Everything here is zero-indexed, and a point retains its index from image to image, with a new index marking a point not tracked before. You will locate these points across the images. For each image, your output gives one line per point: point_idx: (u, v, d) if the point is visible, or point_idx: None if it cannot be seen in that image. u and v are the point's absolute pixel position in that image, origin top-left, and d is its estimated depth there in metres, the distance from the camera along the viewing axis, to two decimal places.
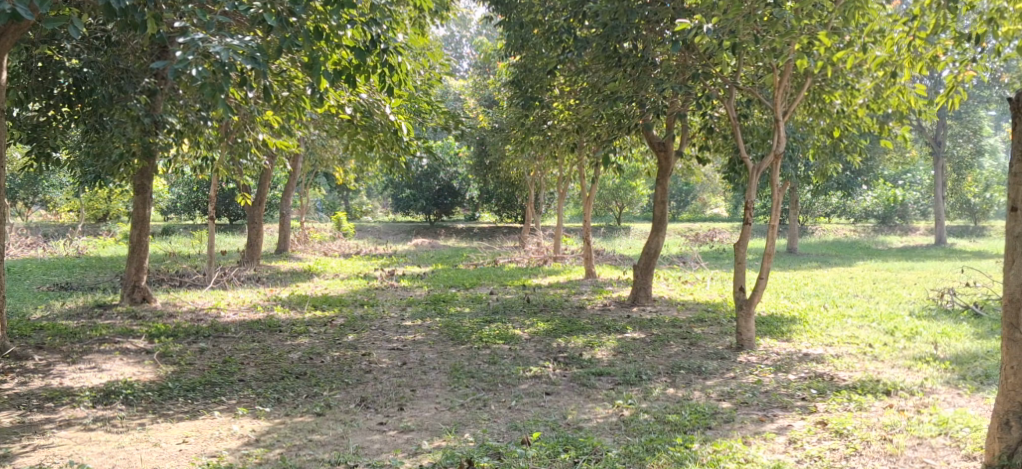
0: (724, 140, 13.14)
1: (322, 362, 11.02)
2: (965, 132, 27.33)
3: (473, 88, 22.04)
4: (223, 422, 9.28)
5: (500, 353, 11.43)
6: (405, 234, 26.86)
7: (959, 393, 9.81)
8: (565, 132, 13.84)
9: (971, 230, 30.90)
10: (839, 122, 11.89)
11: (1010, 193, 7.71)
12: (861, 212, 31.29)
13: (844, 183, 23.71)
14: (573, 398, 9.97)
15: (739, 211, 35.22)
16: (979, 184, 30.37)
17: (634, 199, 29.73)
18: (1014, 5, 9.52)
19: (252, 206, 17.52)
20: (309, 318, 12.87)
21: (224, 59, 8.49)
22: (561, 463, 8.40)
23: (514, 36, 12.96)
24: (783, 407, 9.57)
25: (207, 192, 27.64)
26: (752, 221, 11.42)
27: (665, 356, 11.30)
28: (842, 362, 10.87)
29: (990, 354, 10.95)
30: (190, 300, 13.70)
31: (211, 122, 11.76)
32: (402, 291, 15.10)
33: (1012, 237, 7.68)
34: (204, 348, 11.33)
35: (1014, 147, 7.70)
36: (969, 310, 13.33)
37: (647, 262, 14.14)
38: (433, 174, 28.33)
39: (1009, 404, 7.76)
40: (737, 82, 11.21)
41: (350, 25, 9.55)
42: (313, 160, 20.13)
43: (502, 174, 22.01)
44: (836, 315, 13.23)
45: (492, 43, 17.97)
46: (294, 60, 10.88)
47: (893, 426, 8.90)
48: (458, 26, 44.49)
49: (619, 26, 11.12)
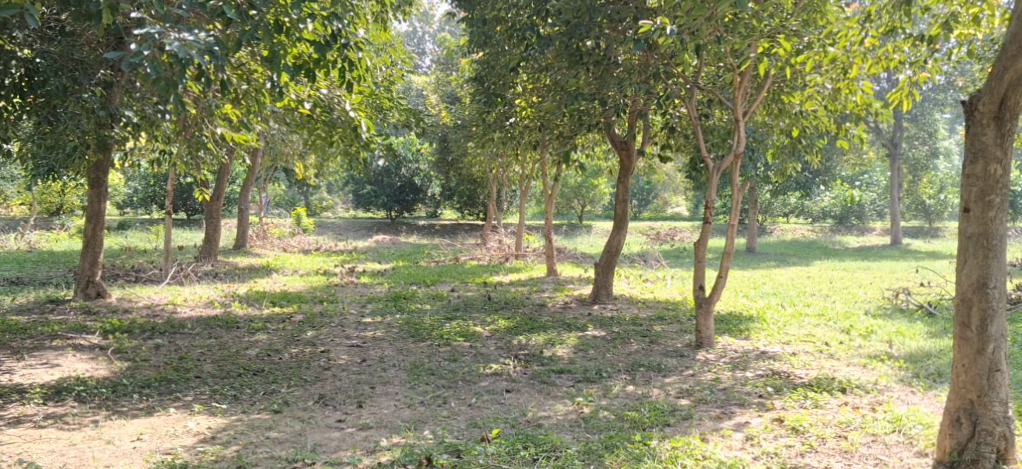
0: (685, 139, 13.18)
1: (279, 360, 10.92)
2: (922, 135, 27.46)
3: (435, 84, 21.69)
4: (178, 419, 9.18)
5: (460, 350, 11.39)
6: (365, 230, 26.69)
7: (912, 391, 9.94)
8: (528, 130, 13.75)
9: (926, 231, 31.33)
10: (797, 121, 11.98)
11: (963, 194, 7.82)
12: (819, 213, 31.76)
13: (802, 183, 24.12)
14: (533, 395, 9.97)
15: (700, 211, 35.56)
16: (934, 186, 30.80)
17: (595, 197, 29.83)
18: (967, 10, 9.71)
19: (210, 201, 17.33)
20: (267, 315, 12.73)
21: (180, 55, 8.46)
22: (520, 459, 8.40)
23: (476, 33, 12.75)
24: (741, 404, 9.65)
25: (164, 187, 27.33)
26: (712, 221, 11.45)
27: (626, 355, 11.33)
28: (799, 360, 10.99)
29: (943, 353, 11.09)
30: (146, 296, 13.52)
31: (168, 115, 11.63)
32: (362, 287, 15.01)
33: (963, 237, 7.81)
34: (160, 345, 11.19)
35: (966, 150, 7.81)
36: (923, 309, 13.51)
37: (608, 260, 14.16)
38: (394, 170, 28.21)
39: (959, 402, 7.91)
40: (699, 82, 11.32)
41: (311, 19, 9.51)
42: (272, 155, 19.95)
43: (464, 171, 21.98)
44: (793, 313, 13.35)
45: (455, 39, 17.69)
46: (254, 53, 10.87)
47: (848, 424, 9.00)
48: (421, 19, 44.94)
49: (581, 24, 11.23)
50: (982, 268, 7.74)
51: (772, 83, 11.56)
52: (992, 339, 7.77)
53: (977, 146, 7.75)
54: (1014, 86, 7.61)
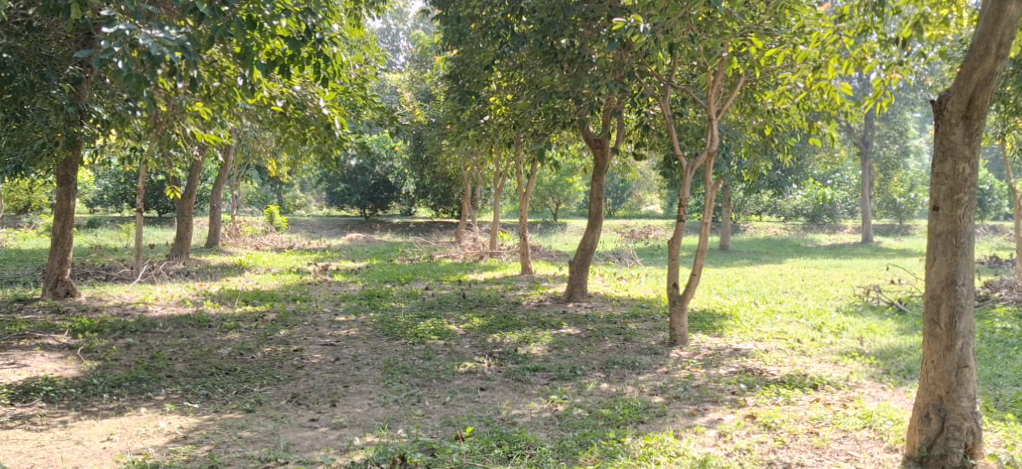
0: (659, 138, 13.20)
1: (252, 359, 10.84)
2: (892, 134, 27.86)
3: (410, 82, 21.53)
4: (149, 419, 9.11)
5: (435, 349, 11.36)
6: (339, 229, 26.58)
7: (883, 387, 10.02)
8: (502, 128, 13.71)
9: (896, 229, 31.58)
10: (769, 120, 12.07)
11: (932, 193, 7.90)
12: (791, 211, 31.93)
13: (775, 181, 24.23)
14: (507, 393, 9.96)
15: (674, 209, 35.70)
16: (904, 184, 31.08)
17: (570, 195, 29.84)
18: (937, 11, 9.79)
19: (182, 198, 17.19)
20: (239, 313, 12.65)
21: (151, 51, 8.43)
22: (494, 458, 8.40)
23: (451, 31, 12.68)
24: (714, 401, 9.69)
25: (135, 185, 27.10)
26: (685, 219, 11.48)
27: (600, 352, 11.35)
28: (771, 357, 11.05)
29: (913, 350, 11.17)
30: (116, 295, 13.40)
31: (139, 112, 11.53)
32: (335, 286, 14.94)
33: (933, 235, 7.89)
34: (131, 344, 11.09)
35: (936, 149, 7.87)
36: (893, 307, 13.60)
37: (583, 257, 14.16)
38: (368, 168, 28.13)
39: (929, 398, 7.99)
40: (672, 81, 11.37)
41: (284, 14, 9.51)
42: (244, 153, 19.81)
43: (438, 168, 21.93)
44: (766, 310, 13.41)
45: (430, 36, 17.65)
46: (226, 49, 10.83)
47: (820, 420, 9.07)
48: (395, 17, 44.88)
49: (555, 22, 11.26)
50: (950, 266, 7.83)
51: (745, 82, 11.65)
52: (961, 335, 7.86)
53: (946, 144, 7.82)
54: (982, 86, 7.68)
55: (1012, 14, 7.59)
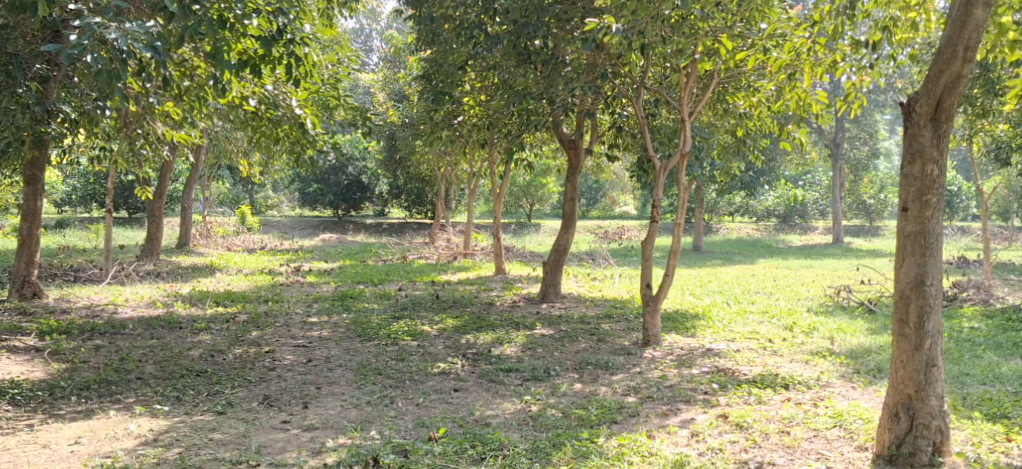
0: (632, 139, 13.22)
1: (223, 360, 10.77)
2: (862, 135, 28.12)
3: (384, 82, 21.37)
4: (118, 422, 9.02)
5: (408, 350, 11.32)
6: (311, 229, 26.45)
7: (853, 386, 10.09)
8: (476, 129, 13.67)
9: (867, 229, 31.77)
10: (741, 122, 12.14)
11: (902, 194, 7.96)
12: (763, 212, 32.11)
13: (747, 182, 24.34)
14: (481, 394, 9.95)
15: (647, 210, 35.77)
16: (874, 185, 31.35)
17: (544, 195, 29.87)
18: (905, 14, 9.89)
19: (152, 198, 17.04)
20: (210, 315, 12.55)
21: (121, 47, 8.38)
22: (468, 459, 8.38)
23: (424, 31, 12.63)
24: (687, 401, 9.72)
25: (104, 184, 26.86)
26: (659, 220, 11.50)
27: (573, 353, 11.35)
28: (743, 357, 11.11)
29: (883, 349, 11.25)
30: (85, 296, 13.26)
31: (108, 111, 11.43)
32: (308, 287, 14.87)
33: (902, 236, 7.95)
34: (100, 345, 10.99)
35: (905, 150, 7.94)
36: (863, 306, 13.70)
37: (557, 258, 14.15)
38: (341, 168, 28.03)
39: (897, 396, 8.07)
40: (645, 82, 11.41)
41: (256, 14, 9.49)
42: (216, 153, 19.66)
43: (411, 169, 21.86)
44: (738, 310, 13.47)
45: (403, 36, 17.61)
46: (197, 48, 10.76)
47: (791, 419, 9.12)
48: (369, 17, 44.93)
49: (529, 23, 11.27)
50: (919, 266, 7.89)
51: (717, 84, 11.71)
52: (929, 335, 7.93)
53: (915, 146, 7.88)
54: (950, 89, 7.74)
55: (978, 17, 7.66)
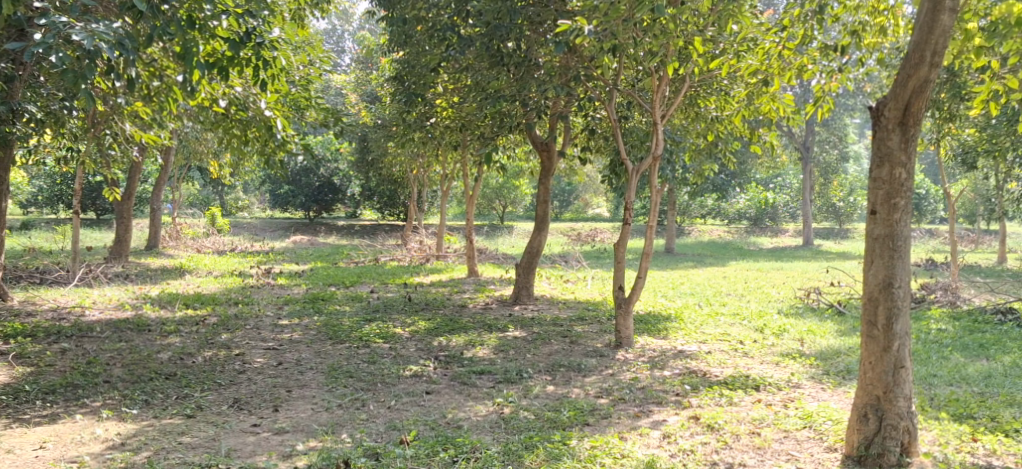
0: (605, 141, 13.24)
1: (192, 363, 10.68)
2: (832, 139, 28.25)
3: (355, 84, 21.17)
4: (84, 426, 8.93)
5: (379, 352, 11.28)
6: (281, 231, 26.33)
7: (823, 387, 10.15)
8: (448, 131, 13.62)
9: (835, 232, 31.60)
10: (713, 126, 12.19)
11: (869, 197, 8.02)
12: (734, 214, 32.29)
13: (719, 186, 24.43)
14: (452, 396, 9.93)
15: (620, 212, 35.76)
16: (843, 189, 31.65)
17: (516, 198, 29.90)
18: (873, 19, 10.00)
19: (121, 201, 16.83)
20: (180, 317, 12.41)
21: (87, 48, 8.33)
22: (439, 462, 8.35)
23: (396, 33, 12.57)
24: (658, 402, 9.74)
25: (72, 185, 26.59)
26: (632, 222, 11.52)
27: (545, 355, 11.34)
28: (714, 359, 11.15)
29: (854, 350, 11.34)
30: (51, 299, 13.09)
31: (75, 112, 11.30)
32: (279, 289, 14.76)
33: (871, 238, 8.01)
34: (66, 349, 10.87)
35: (873, 153, 8.00)
36: (833, 308, 13.80)
37: (530, 260, 14.13)
38: (312, 170, 27.93)
39: (866, 398, 8.14)
40: (618, 86, 11.44)
41: (226, 16, 9.46)
42: (186, 153, 19.45)
43: (385, 171, 21.75)
44: (709, 313, 13.53)
45: (374, 38, 17.58)
46: (165, 49, 10.66)
47: (761, 420, 9.16)
48: (342, 19, 44.81)
49: (502, 25, 11.24)
50: (887, 268, 7.95)
51: (690, 86, 11.78)
52: (897, 337, 7.99)
53: (883, 150, 7.95)
54: (918, 93, 7.80)
55: (945, 23, 7.73)
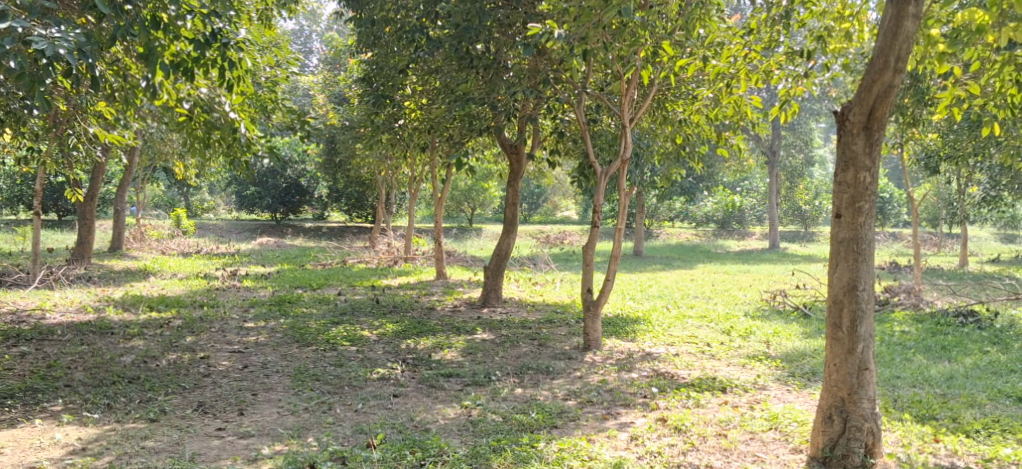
0: (573, 144, 13.31)
1: (155, 366, 10.50)
2: (798, 143, 28.89)
3: (321, 84, 20.99)
4: (44, 431, 8.77)
5: (346, 355, 11.20)
6: (249, 232, 26.13)
7: (788, 389, 10.31)
8: (417, 132, 13.65)
9: (802, 235, 32.11)
10: (681, 129, 12.32)
11: (835, 201, 8.19)
12: (702, 217, 32.85)
13: (686, 189, 24.90)
14: (420, 399, 9.90)
15: (588, 215, 36.17)
16: (809, 192, 32.15)
17: (485, 199, 29.91)
18: (838, 25, 10.17)
19: (83, 203, 16.47)
20: (143, 320, 12.21)
21: (46, 52, 8.20)
22: (406, 464, 8.36)
23: (365, 34, 12.59)
24: (626, 404, 9.82)
25: (31, 186, 26.08)
26: (598, 225, 11.58)
27: (515, 357, 11.36)
28: (682, 361, 11.26)
29: (818, 353, 11.52)
30: (11, 301, 12.80)
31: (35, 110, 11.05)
32: (244, 291, 14.59)
33: (836, 241, 8.18)
34: (26, 352, 10.63)
35: (839, 157, 8.17)
36: (798, 311, 14.00)
37: (498, 263, 14.12)
38: (278, 171, 27.72)
39: (831, 400, 8.29)
40: (586, 89, 11.52)
41: (190, 15, 9.34)
42: (150, 154, 19.13)
43: (351, 172, 21.61)
44: (678, 315, 13.65)
45: (343, 39, 17.46)
46: (129, 48, 10.47)
47: (728, 422, 9.28)
48: (308, 18, 44.47)
49: (471, 27, 11.22)
50: (852, 271, 8.11)
51: (657, 90, 11.91)
52: (862, 339, 8.16)
53: (848, 154, 8.12)
54: (881, 98, 7.95)
55: (908, 29, 7.86)
